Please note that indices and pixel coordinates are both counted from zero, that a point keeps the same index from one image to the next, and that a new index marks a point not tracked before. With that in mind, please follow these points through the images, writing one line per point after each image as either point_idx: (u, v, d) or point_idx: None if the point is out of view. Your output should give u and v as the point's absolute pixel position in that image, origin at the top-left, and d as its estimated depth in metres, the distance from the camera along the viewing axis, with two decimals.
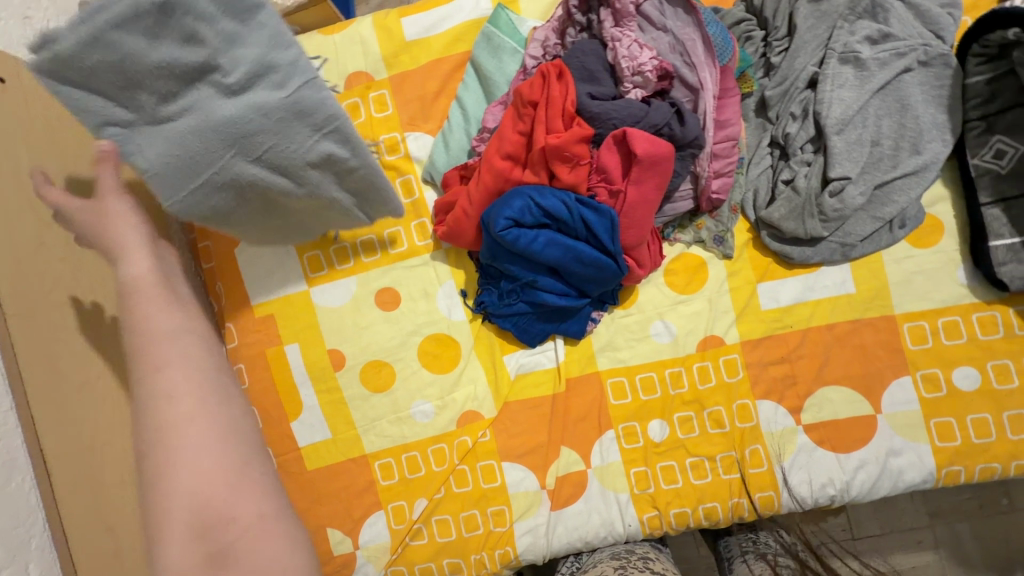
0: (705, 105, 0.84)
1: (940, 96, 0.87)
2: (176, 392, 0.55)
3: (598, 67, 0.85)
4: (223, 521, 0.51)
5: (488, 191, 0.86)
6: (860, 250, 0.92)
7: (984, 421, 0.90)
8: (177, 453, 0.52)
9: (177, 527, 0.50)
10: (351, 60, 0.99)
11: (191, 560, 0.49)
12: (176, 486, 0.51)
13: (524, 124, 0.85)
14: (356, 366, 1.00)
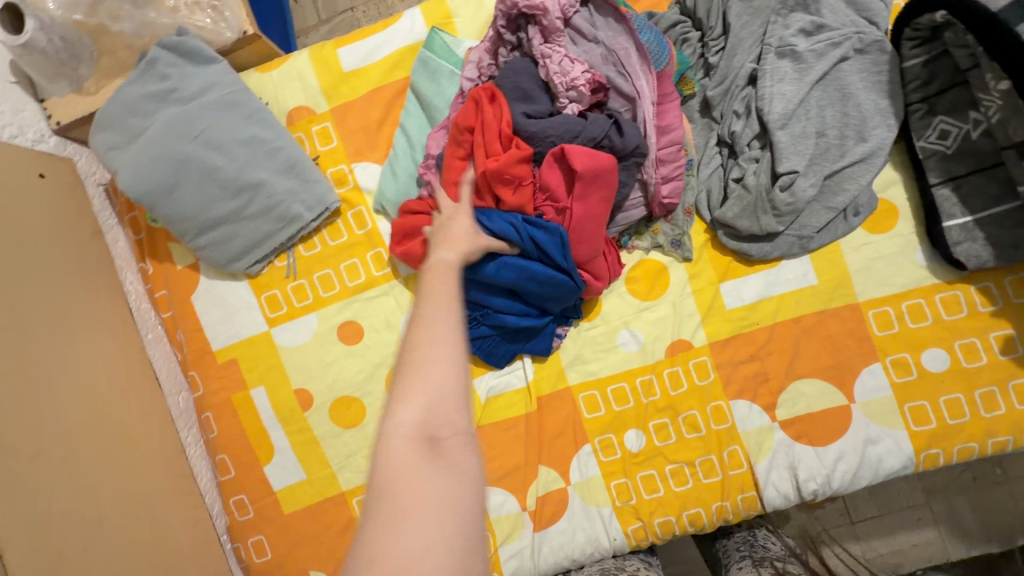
0: (643, 113, 0.85)
1: (880, 82, 0.87)
2: (452, 320, 0.51)
3: (532, 86, 0.84)
4: (448, 418, 0.47)
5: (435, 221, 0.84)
6: (817, 242, 0.92)
7: (957, 401, 0.89)
8: (446, 347, 0.49)
9: (418, 396, 0.47)
10: (291, 95, 0.99)
11: (414, 433, 0.46)
12: (431, 366, 0.48)
13: (464, 150, 0.84)
14: (325, 404, 0.98)
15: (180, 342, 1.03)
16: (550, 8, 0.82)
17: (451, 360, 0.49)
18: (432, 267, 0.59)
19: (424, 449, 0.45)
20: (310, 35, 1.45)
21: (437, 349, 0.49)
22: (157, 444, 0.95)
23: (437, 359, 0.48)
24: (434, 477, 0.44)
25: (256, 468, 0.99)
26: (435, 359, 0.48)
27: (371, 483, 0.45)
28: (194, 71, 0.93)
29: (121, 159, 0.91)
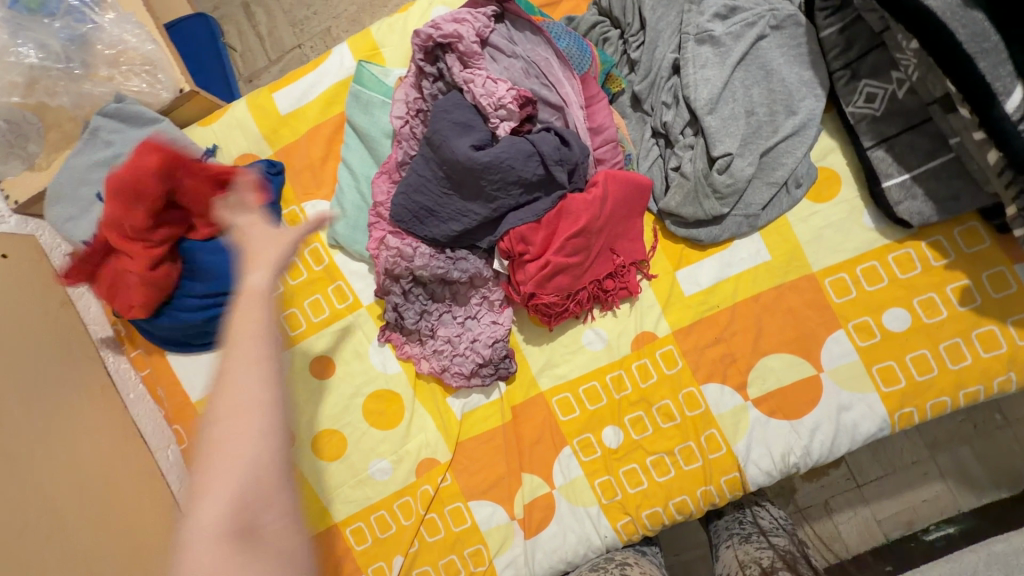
0: (574, 119, 0.87)
1: (800, 55, 0.89)
2: (261, 378, 0.52)
3: (467, 116, 0.85)
4: (263, 505, 0.50)
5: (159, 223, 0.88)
6: (765, 218, 0.92)
7: (923, 357, 0.89)
8: (222, 432, 0.50)
9: (227, 484, 0.49)
10: (234, 144, 1.01)
11: (221, 522, 0.48)
12: (226, 461, 0.49)
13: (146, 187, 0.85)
14: (306, 441, 1.00)
15: (161, 397, 1.06)
16: (464, 34, 0.83)
17: (258, 429, 0.50)
18: (245, 295, 0.56)
19: (235, 545, 0.48)
20: (262, 77, 1.47)
21: (247, 415, 0.51)
22: (146, 502, 0.97)
23: (228, 446, 0.49)
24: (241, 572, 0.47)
25: None
26: (252, 461, 0.49)
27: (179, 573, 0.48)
28: (136, 135, 0.96)
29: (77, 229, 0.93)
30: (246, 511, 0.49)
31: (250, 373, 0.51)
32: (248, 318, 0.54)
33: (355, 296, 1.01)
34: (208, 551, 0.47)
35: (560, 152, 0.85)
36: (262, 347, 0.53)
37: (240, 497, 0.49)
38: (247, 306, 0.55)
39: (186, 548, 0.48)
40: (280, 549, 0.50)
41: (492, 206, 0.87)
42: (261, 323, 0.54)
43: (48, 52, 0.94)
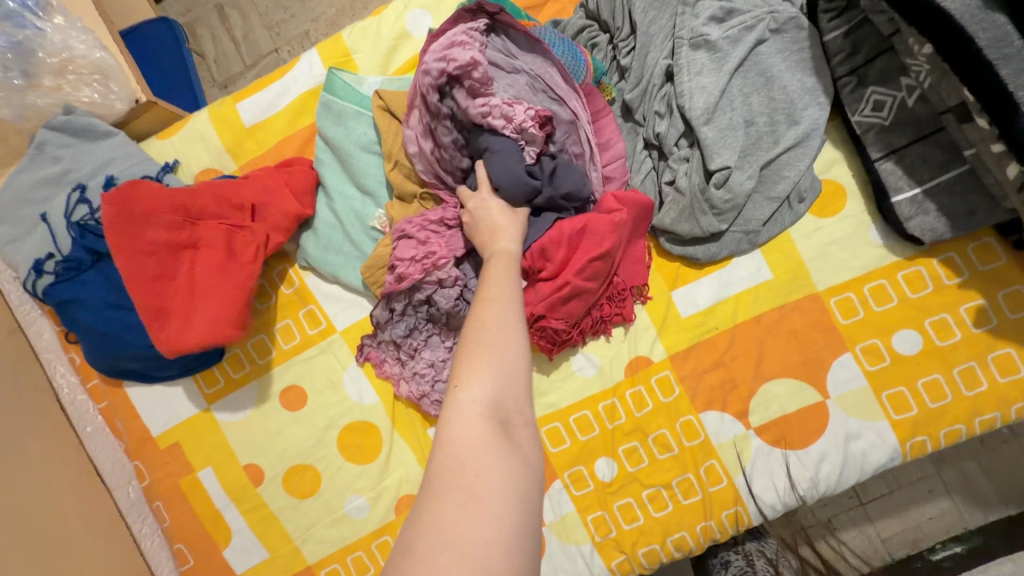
0: (586, 135, 0.84)
1: (802, 60, 0.83)
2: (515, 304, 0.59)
3: (499, 143, 0.77)
4: (517, 407, 0.52)
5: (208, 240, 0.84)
6: (765, 235, 0.86)
7: (936, 382, 0.83)
8: (492, 337, 0.55)
9: (490, 377, 0.52)
10: (195, 158, 0.94)
11: (486, 411, 0.50)
12: (497, 359, 0.53)
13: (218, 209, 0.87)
14: (277, 476, 0.92)
15: (118, 431, 0.97)
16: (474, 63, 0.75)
17: (515, 341, 0.55)
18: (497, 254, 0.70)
19: (496, 431, 0.49)
20: (237, 83, 1.39)
21: (504, 330, 0.56)
22: (102, 546, 0.89)
23: (493, 344, 0.54)
24: (500, 461, 0.47)
25: (215, 552, 0.93)
26: (513, 360, 0.54)
27: (438, 455, 0.48)
28: (87, 149, 0.89)
29: (21, 252, 0.86)
30: (503, 403, 0.51)
31: (509, 299, 0.60)
32: (505, 270, 0.66)
33: (329, 320, 0.94)
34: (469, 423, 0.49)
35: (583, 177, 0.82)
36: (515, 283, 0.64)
37: (501, 385, 0.52)
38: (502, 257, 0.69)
39: (452, 417, 0.50)
40: (529, 450, 0.50)
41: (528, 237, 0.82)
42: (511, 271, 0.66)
43: None
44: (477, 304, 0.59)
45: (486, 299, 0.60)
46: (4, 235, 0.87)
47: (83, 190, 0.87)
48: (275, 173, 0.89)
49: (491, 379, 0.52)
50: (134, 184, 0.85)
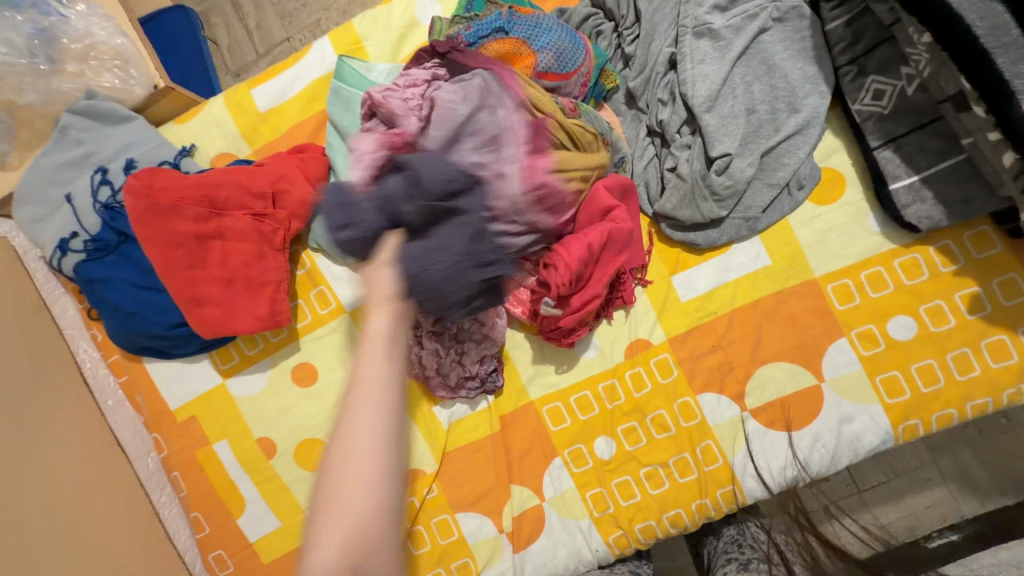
0: (506, 150, 0.73)
1: (804, 48, 0.84)
2: (376, 431, 0.47)
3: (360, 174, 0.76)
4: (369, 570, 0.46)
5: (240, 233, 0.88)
6: (765, 222, 0.88)
7: (929, 367, 0.85)
8: (342, 485, 0.47)
9: (333, 539, 0.46)
10: (211, 143, 0.98)
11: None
12: (340, 511, 0.46)
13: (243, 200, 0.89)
14: (289, 450, 0.96)
15: (139, 404, 1.02)
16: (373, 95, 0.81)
17: (368, 486, 0.47)
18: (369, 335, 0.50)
19: None
20: (250, 71, 1.42)
21: (354, 479, 0.47)
22: (123, 514, 0.94)
23: (337, 493, 0.47)
24: None
25: (230, 521, 0.98)
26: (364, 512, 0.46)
27: None
28: (108, 133, 0.93)
29: (47, 231, 0.90)
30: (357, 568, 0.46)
31: (367, 422, 0.48)
32: (371, 371, 0.49)
33: (338, 301, 0.97)
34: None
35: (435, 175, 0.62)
36: (389, 388, 0.49)
37: (349, 550, 0.46)
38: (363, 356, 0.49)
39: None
40: None
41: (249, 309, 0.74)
42: (374, 381, 0.49)
43: (11, 47, 0.90)
44: (336, 431, 0.48)
45: (345, 421, 0.48)
46: (31, 214, 0.91)
47: (105, 172, 0.90)
48: (289, 160, 0.92)
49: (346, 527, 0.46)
50: (154, 172, 0.88)
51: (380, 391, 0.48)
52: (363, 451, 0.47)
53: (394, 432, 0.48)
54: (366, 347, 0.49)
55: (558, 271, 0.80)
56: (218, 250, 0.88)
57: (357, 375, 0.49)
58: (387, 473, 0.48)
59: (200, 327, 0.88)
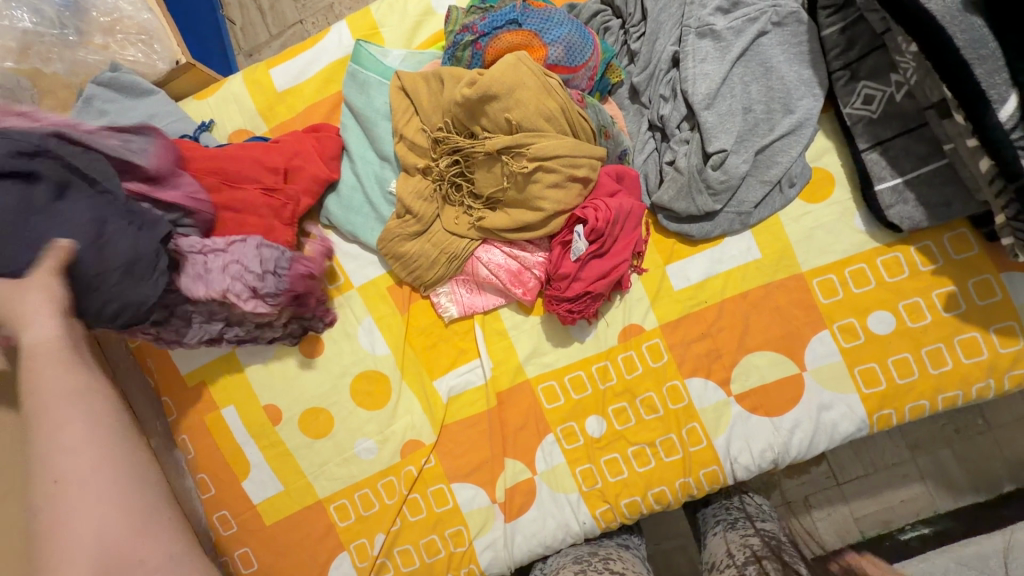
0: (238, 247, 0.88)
1: (800, 52, 0.88)
2: (71, 426, 0.61)
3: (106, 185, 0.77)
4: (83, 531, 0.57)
5: (253, 206, 0.90)
6: (757, 216, 0.93)
7: (904, 360, 0.90)
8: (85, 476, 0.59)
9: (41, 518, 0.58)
10: (229, 119, 1.01)
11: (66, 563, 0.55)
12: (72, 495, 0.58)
13: (256, 172, 0.91)
14: (294, 417, 1.01)
15: (150, 368, 1.05)
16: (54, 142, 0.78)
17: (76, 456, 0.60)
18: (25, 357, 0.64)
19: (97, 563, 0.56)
20: (263, 51, 1.45)
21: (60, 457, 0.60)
22: None
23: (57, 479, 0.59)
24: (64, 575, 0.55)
25: (234, 484, 1.02)
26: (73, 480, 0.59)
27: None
28: (130, 104, 0.96)
29: None
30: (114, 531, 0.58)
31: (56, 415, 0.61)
32: (51, 382, 0.63)
33: (347, 277, 1.02)
34: (72, 552, 0.56)
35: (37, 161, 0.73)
36: (58, 396, 0.62)
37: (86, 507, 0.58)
38: (38, 371, 0.63)
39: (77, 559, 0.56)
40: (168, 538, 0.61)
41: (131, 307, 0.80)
42: (55, 387, 0.63)
43: (41, 18, 0.93)
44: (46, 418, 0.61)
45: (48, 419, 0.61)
46: None
47: None
48: (305, 139, 0.96)
49: (76, 503, 0.58)
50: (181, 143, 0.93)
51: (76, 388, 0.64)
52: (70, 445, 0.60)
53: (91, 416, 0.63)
54: (33, 364, 0.63)
55: (601, 212, 0.85)
56: (230, 220, 0.90)
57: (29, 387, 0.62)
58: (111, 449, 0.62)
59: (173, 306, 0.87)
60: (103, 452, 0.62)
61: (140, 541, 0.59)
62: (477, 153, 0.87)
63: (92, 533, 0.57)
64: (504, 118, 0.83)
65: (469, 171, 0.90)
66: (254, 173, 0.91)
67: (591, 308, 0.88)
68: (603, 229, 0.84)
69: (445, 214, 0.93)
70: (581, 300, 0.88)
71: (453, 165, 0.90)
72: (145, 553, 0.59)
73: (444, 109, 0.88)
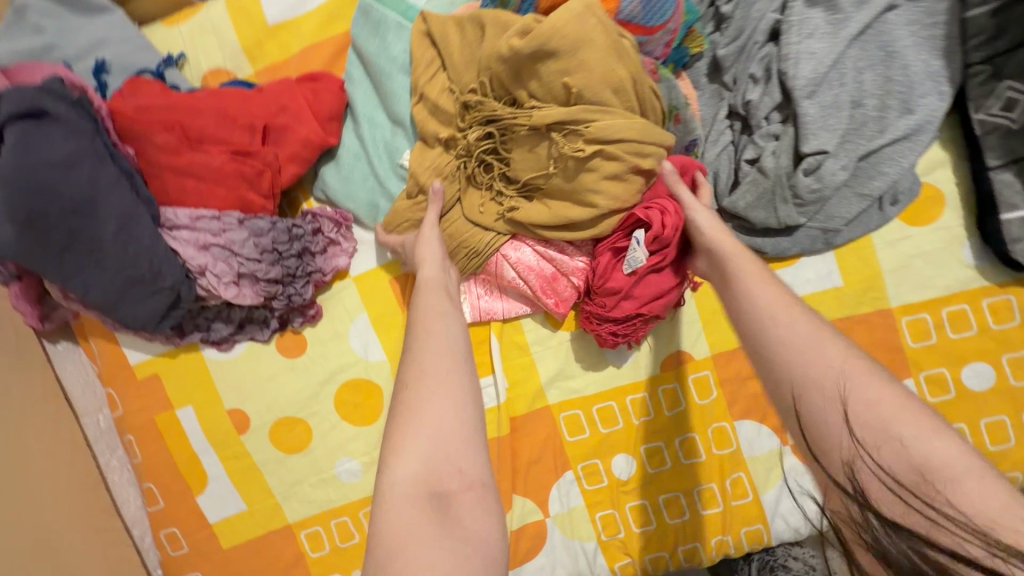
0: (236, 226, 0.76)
1: (932, 38, 0.70)
2: (447, 348, 0.54)
3: (54, 140, 0.66)
4: (454, 468, 0.47)
5: (218, 177, 0.73)
6: (845, 236, 0.76)
7: (999, 424, 0.75)
8: (427, 386, 0.50)
9: (418, 443, 0.47)
10: (204, 54, 0.81)
11: (417, 487, 0.46)
12: (425, 410, 0.49)
13: (226, 132, 0.74)
14: (264, 427, 0.84)
15: (92, 350, 0.87)
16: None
17: (448, 370, 0.52)
18: (424, 283, 0.63)
19: (432, 504, 0.45)
20: None
21: (437, 376, 0.51)
22: (65, 478, 0.81)
23: (415, 395, 0.50)
24: (448, 542, 0.43)
25: (187, 498, 0.85)
26: (441, 413, 0.49)
27: (379, 537, 0.44)
28: (80, 24, 0.77)
29: None
30: (438, 469, 0.47)
31: (437, 339, 0.55)
32: (433, 306, 0.59)
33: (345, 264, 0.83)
34: (423, 443, 0.48)
35: (31, 104, 0.65)
36: (449, 316, 0.58)
37: (432, 446, 0.48)
38: (426, 294, 0.61)
39: (382, 496, 0.46)
40: (475, 520, 0.46)
41: (120, 285, 0.71)
42: (434, 309, 0.59)
43: None
44: (413, 328, 0.57)
45: (425, 333, 0.55)
46: None
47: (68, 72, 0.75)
48: (298, 90, 0.77)
49: (443, 396, 0.50)
50: (135, 86, 0.74)
51: (435, 311, 0.58)
52: (432, 363, 0.52)
53: (459, 349, 0.55)
54: (428, 289, 0.62)
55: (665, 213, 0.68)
56: (193, 191, 0.73)
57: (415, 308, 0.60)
58: (455, 376, 0.52)
59: (133, 299, 0.72)
60: (460, 357, 0.54)
61: (456, 448, 0.48)
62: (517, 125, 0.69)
63: (438, 423, 0.49)
64: (561, 83, 0.66)
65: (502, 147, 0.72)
66: (224, 134, 0.73)
67: (640, 332, 0.72)
68: (668, 237, 0.67)
69: (467, 199, 0.75)
70: (629, 322, 0.72)
71: (485, 139, 0.72)
72: (465, 460, 0.48)
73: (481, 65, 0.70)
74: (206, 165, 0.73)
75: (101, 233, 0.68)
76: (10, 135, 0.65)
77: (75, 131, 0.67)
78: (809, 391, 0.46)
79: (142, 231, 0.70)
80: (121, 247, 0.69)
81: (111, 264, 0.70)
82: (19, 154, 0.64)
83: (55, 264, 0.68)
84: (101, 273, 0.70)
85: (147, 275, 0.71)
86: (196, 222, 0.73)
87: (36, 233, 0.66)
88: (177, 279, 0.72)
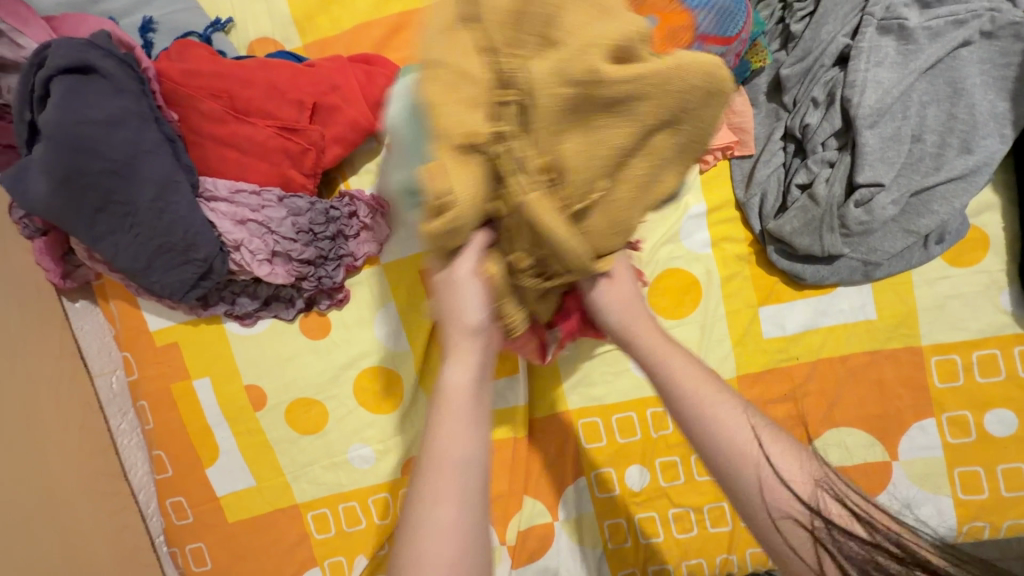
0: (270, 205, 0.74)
1: (1002, 79, 0.69)
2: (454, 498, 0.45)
3: (99, 98, 0.64)
4: None
5: (263, 152, 0.72)
6: (886, 270, 0.75)
7: (1017, 471, 0.74)
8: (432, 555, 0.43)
9: None
10: (252, 21, 0.79)
11: None
12: None
13: (273, 106, 0.72)
14: (281, 406, 0.83)
15: (112, 312, 0.86)
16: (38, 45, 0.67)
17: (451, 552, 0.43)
18: (447, 396, 0.48)
19: None
20: None
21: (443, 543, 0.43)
22: (77, 437, 0.81)
23: None
24: None
25: (196, 469, 0.85)
26: None
27: None
28: None
29: (10, 77, 0.68)
30: None
31: (448, 489, 0.45)
32: (454, 447, 0.46)
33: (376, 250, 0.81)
34: None
35: (78, 59, 0.64)
36: (472, 471, 0.46)
37: None
38: (444, 418, 0.48)
39: None
40: None
41: (151, 252, 0.69)
42: (452, 452, 0.46)
43: None
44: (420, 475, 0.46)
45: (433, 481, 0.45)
46: None
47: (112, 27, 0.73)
48: (350, 69, 0.74)
49: None
50: (184, 50, 0.72)
51: (452, 455, 0.46)
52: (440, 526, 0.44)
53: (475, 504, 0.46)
54: (449, 407, 0.48)
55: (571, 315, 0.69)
56: (234, 163, 0.72)
57: (428, 440, 0.47)
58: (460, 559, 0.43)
59: (164, 267, 0.70)
60: (473, 518, 0.45)
61: None
62: (538, 177, 0.46)
63: None
64: (600, 168, 0.48)
65: (490, 174, 0.46)
66: (270, 108, 0.72)
67: None
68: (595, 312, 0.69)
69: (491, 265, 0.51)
70: None
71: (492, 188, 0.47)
72: None
73: (538, 64, 0.44)
74: (250, 139, 0.71)
75: (140, 198, 0.67)
76: (56, 89, 0.63)
77: (121, 89, 0.65)
78: (772, 438, 0.48)
79: (179, 199, 0.68)
80: (155, 213, 0.67)
81: (145, 230, 0.68)
82: (65, 110, 0.63)
83: (85, 224, 0.66)
84: (134, 241, 0.68)
85: (181, 245, 0.69)
86: (234, 195, 0.72)
87: (71, 191, 0.64)
88: (211, 252, 0.70)
